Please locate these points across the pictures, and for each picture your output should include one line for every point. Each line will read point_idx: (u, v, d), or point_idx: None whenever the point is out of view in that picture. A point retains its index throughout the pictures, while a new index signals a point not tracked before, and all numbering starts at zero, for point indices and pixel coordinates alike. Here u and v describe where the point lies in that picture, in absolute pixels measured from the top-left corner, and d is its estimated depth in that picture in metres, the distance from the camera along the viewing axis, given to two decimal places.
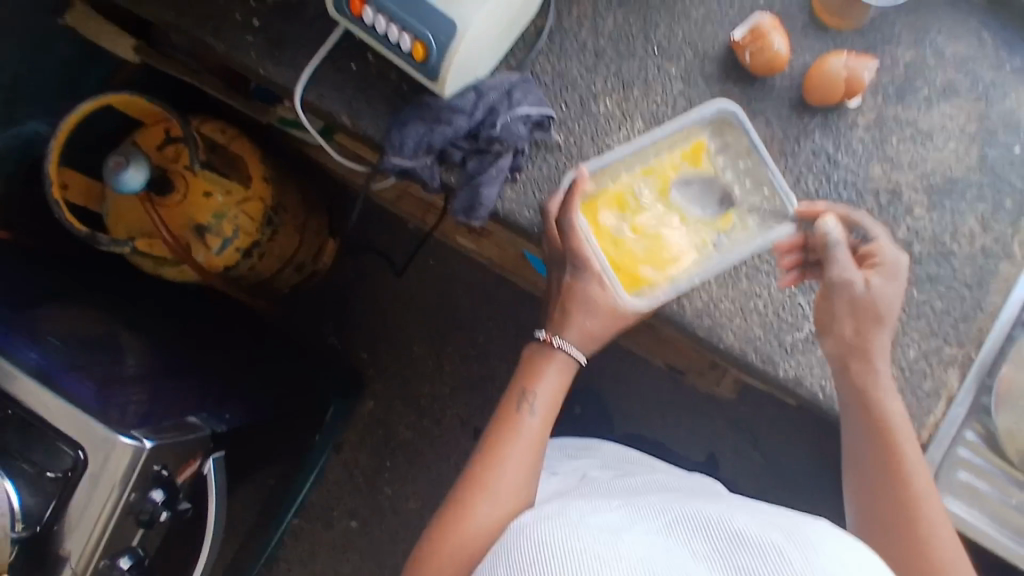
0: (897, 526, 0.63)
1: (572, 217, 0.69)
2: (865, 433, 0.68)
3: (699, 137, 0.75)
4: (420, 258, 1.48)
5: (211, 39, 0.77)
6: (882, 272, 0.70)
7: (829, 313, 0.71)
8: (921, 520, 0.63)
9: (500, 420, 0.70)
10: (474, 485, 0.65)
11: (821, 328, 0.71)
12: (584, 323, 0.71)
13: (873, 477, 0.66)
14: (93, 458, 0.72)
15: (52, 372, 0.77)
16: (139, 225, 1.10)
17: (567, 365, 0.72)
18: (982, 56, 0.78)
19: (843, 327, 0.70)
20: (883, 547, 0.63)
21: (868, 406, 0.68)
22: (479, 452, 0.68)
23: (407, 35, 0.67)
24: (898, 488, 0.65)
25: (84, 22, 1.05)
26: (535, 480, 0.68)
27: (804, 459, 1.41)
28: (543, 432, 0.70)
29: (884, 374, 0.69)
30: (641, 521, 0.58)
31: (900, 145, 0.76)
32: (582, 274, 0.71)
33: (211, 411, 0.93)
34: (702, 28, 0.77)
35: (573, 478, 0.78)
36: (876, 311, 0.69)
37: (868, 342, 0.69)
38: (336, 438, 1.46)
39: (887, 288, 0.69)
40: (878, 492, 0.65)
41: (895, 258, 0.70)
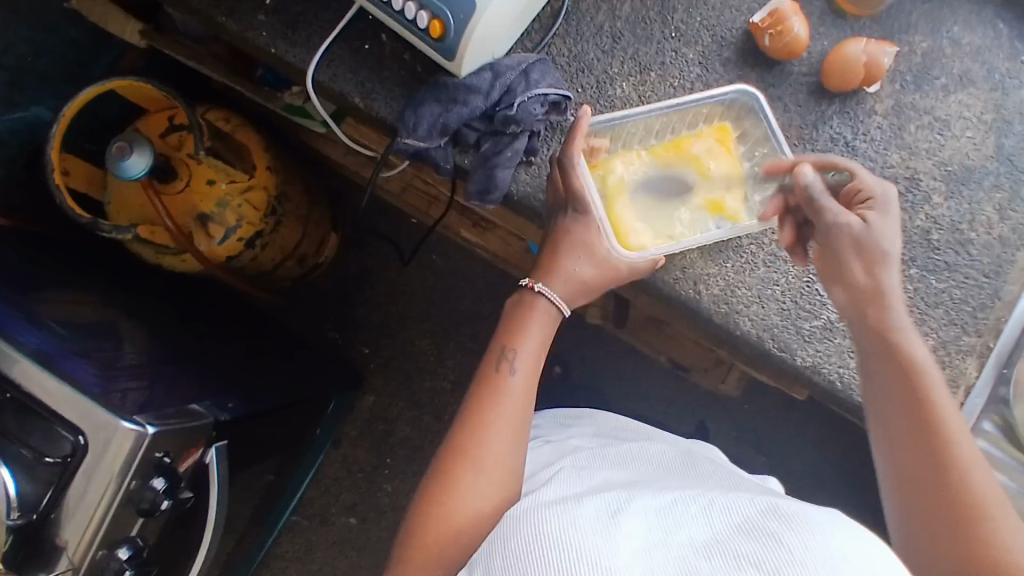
0: (934, 472, 0.59)
1: (571, 157, 0.68)
2: (891, 376, 0.64)
3: (722, 120, 0.75)
4: (423, 252, 1.47)
5: (222, 18, 0.76)
6: (874, 211, 0.67)
7: (833, 266, 0.67)
8: (957, 463, 0.59)
9: (481, 380, 0.70)
10: (459, 455, 0.65)
11: (828, 279, 0.68)
12: (576, 272, 0.70)
13: (901, 423, 0.62)
14: (93, 444, 0.70)
15: (52, 356, 0.76)
16: (141, 213, 1.08)
17: (550, 316, 0.71)
18: (999, 45, 0.78)
19: (850, 275, 0.66)
20: (919, 498, 0.59)
21: (891, 347, 0.64)
22: (462, 419, 0.68)
23: (424, 12, 0.66)
24: (930, 437, 0.60)
25: (91, 6, 1.04)
26: (523, 444, 0.68)
27: (805, 458, 1.40)
28: (527, 392, 0.69)
29: (904, 317, 0.65)
30: (638, 501, 0.57)
31: (919, 133, 0.76)
32: (580, 221, 0.70)
33: (212, 400, 0.91)
34: (720, 12, 0.76)
35: (565, 447, 0.78)
36: (880, 250, 0.65)
37: (879, 285, 0.65)
38: (336, 433, 1.44)
39: (882, 223, 0.66)
40: (908, 445, 0.61)
41: (883, 192, 0.68)
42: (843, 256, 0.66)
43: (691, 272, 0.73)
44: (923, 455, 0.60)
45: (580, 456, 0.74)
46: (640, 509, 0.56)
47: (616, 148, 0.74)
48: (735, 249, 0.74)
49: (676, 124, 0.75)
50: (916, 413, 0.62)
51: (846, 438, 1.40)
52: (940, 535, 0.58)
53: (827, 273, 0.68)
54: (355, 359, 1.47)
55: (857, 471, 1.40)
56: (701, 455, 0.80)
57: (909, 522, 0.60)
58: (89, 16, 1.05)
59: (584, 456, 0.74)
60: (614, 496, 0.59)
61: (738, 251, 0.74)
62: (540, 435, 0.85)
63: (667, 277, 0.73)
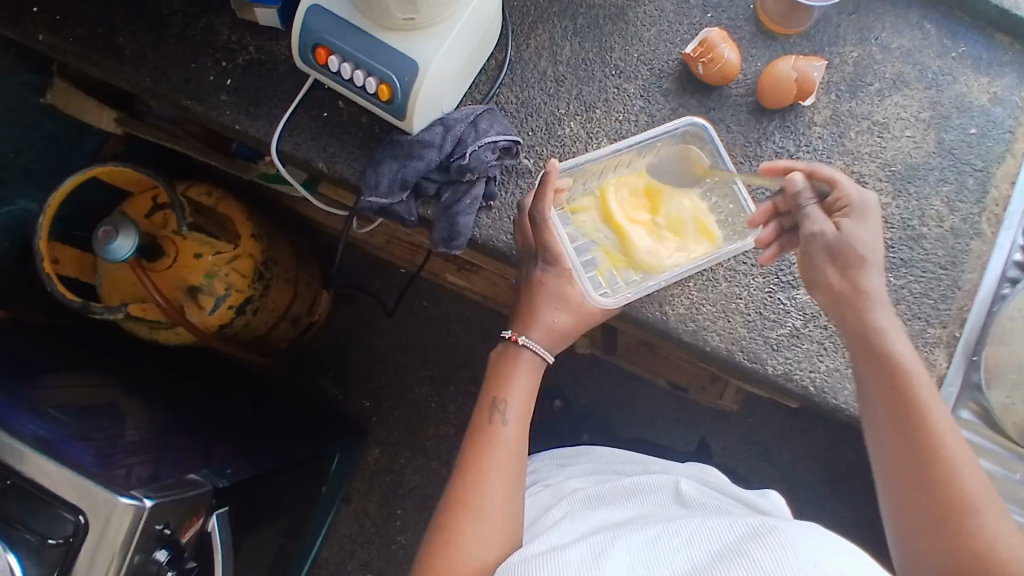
0: (918, 467, 0.60)
1: (542, 211, 0.70)
2: (874, 376, 0.64)
3: (668, 151, 0.78)
4: (412, 300, 1.50)
5: (187, 101, 0.80)
6: (850, 217, 0.67)
7: (816, 270, 0.68)
8: (942, 458, 0.59)
9: (475, 435, 0.69)
10: (460, 510, 0.64)
11: (809, 282, 0.70)
12: (553, 320, 0.71)
13: (886, 420, 0.63)
14: (94, 522, 0.71)
15: (51, 440, 0.77)
16: (132, 292, 1.11)
17: (534, 365, 0.72)
18: (927, 45, 0.81)
19: (826, 277, 0.68)
20: (909, 496, 0.60)
21: (873, 347, 0.65)
22: (458, 472, 0.67)
23: (372, 78, 0.70)
24: (914, 433, 0.61)
25: (67, 98, 1.07)
26: (520, 492, 0.68)
27: (814, 465, 1.40)
28: (520, 440, 0.69)
29: (884, 316, 0.65)
30: (621, 540, 0.59)
31: (860, 138, 0.79)
32: (552, 271, 0.72)
33: (212, 467, 0.93)
34: (655, 46, 0.80)
35: (563, 489, 0.79)
36: (857, 253, 0.66)
37: (857, 285, 0.66)
38: (344, 489, 1.45)
39: (856, 229, 0.66)
40: (893, 442, 0.62)
41: (861, 198, 0.67)
42: (824, 260, 0.68)
43: (656, 294, 0.75)
44: (908, 454, 0.61)
45: (577, 499, 0.75)
46: (625, 549, 0.58)
47: (576, 189, 0.77)
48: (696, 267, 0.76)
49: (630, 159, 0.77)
50: (898, 409, 0.62)
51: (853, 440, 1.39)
52: (929, 529, 0.58)
53: (810, 276, 0.69)
54: (357, 414, 1.48)
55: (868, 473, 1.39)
56: (696, 479, 0.81)
57: (899, 516, 0.61)
58: (65, 109, 1.08)
59: (578, 498, 0.75)
60: (599, 537, 0.61)
61: (699, 269, 0.76)
62: (538, 480, 0.86)
63: (632, 301, 0.75)
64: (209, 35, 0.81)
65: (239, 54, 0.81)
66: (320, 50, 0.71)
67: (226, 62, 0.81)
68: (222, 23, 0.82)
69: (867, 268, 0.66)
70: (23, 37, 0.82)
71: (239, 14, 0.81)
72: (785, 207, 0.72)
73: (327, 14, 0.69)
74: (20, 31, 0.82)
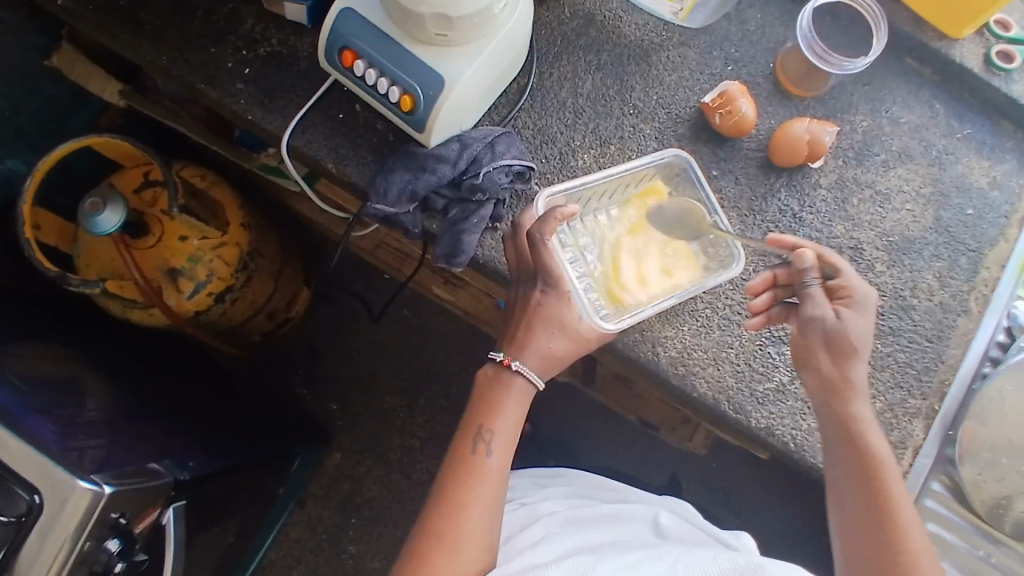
0: (883, 558, 0.61)
1: (544, 235, 0.68)
2: (849, 464, 0.66)
3: (651, 181, 0.79)
4: (395, 308, 1.48)
5: (202, 84, 0.79)
6: (850, 307, 0.69)
7: (810, 353, 0.70)
8: (908, 553, 0.61)
9: (457, 462, 0.66)
10: (435, 540, 0.62)
11: (801, 365, 0.71)
12: (548, 346, 0.69)
13: (856, 508, 0.64)
14: (49, 503, 0.68)
15: (10, 412, 0.74)
16: (111, 268, 1.08)
17: (525, 393, 0.69)
18: (935, 123, 0.84)
19: (819, 363, 0.69)
20: None
21: (852, 437, 0.67)
22: (436, 500, 0.65)
23: (396, 88, 0.70)
24: (883, 526, 0.63)
25: (72, 64, 1.06)
26: (499, 524, 0.66)
27: (773, 517, 1.40)
28: (504, 471, 0.67)
29: (867, 410, 0.68)
30: (605, 563, 0.61)
31: (861, 206, 0.81)
32: (551, 293, 0.69)
33: (174, 458, 0.90)
34: (675, 91, 0.81)
35: (538, 510, 0.77)
36: (851, 343, 0.68)
37: (846, 376, 0.68)
38: (301, 492, 1.41)
39: (852, 317, 0.69)
40: (862, 532, 0.63)
41: (862, 289, 0.70)
42: (820, 345, 0.69)
43: (650, 334, 0.76)
44: (875, 545, 0.62)
45: (552, 522, 0.73)
46: (609, 569, 0.61)
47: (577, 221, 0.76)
48: (692, 312, 0.77)
49: (622, 186, 0.78)
50: (871, 501, 0.64)
51: (814, 494, 1.40)
52: None
53: (800, 355, 0.71)
54: (324, 416, 1.45)
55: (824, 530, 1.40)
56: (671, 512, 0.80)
57: None
58: (70, 75, 1.07)
59: (555, 522, 0.73)
60: (583, 556, 0.63)
61: (694, 313, 0.77)
62: (513, 497, 0.84)
63: (627, 339, 0.75)
64: (233, 22, 0.81)
65: (261, 45, 0.80)
66: (346, 53, 0.71)
67: (247, 51, 0.80)
68: (248, 12, 0.81)
69: (859, 360, 0.69)
70: None
71: (266, 6, 0.80)
72: (785, 280, 0.74)
73: (359, 19, 0.69)
74: None
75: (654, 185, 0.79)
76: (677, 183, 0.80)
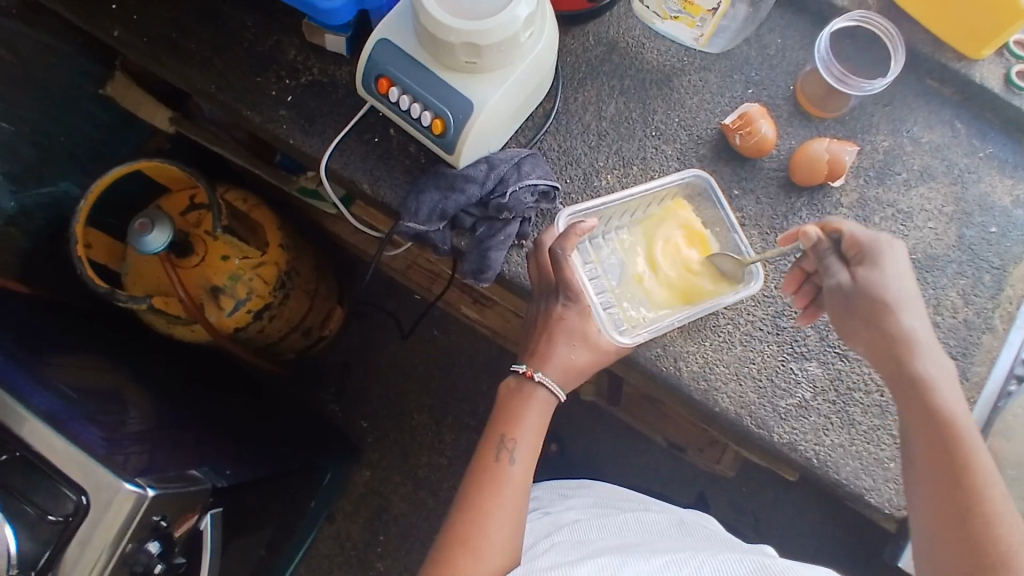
0: (958, 520, 0.61)
1: (564, 250, 0.71)
2: (920, 427, 0.65)
3: (676, 199, 0.81)
4: (424, 326, 1.52)
5: (246, 111, 0.84)
6: (867, 264, 0.70)
7: (854, 321, 0.70)
8: (984, 513, 0.60)
9: (480, 471, 0.68)
10: (460, 547, 0.64)
11: (844, 335, 0.72)
12: (569, 358, 0.71)
13: (931, 472, 0.64)
14: (95, 504, 0.72)
15: (62, 417, 0.79)
16: (158, 285, 1.14)
17: (546, 404, 0.71)
18: (957, 142, 0.85)
19: (858, 329, 0.70)
20: (946, 548, 0.61)
21: (915, 397, 0.66)
22: (460, 508, 0.67)
23: (428, 112, 0.74)
24: (955, 488, 0.62)
25: (126, 93, 1.14)
26: (521, 531, 0.67)
27: (804, 542, 1.38)
28: (526, 480, 0.69)
29: (929, 364, 0.67)
30: (631, 565, 0.63)
31: (883, 224, 0.82)
32: (573, 307, 0.72)
33: (211, 466, 0.94)
34: (696, 113, 0.84)
35: (561, 519, 0.78)
36: (881, 301, 0.68)
37: (891, 334, 0.68)
38: (331, 507, 1.44)
39: (877, 275, 0.69)
40: (932, 496, 0.63)
41: (875, 242, 0.70)
42: (860, 310, 0.69)
43: (672, 349, 0.77)
44: (946, 509, 0.62)
45: (577, 529, 0.75)
46: (635, 572, 0.62)
47: (600, 236, 0.80)
48: (714, 328, 0.78)
49: (644, 206, 0.81)
50: (942, 463, 0.63)
51: (846, 519, 1.38)
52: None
53: (842, 325, 0.71)
54: (355, 432, 1.49)
55: (858, 556, 1.37)
56: (695, 523, 0.80)
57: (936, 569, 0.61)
58: (125, 102, 1.15)
59: (579, 529, 0.75)
60: (608, 559, 0.64)
61: (716, 330, 0.78)
62: (538, 507, 0.85)
63: (649, 353, 0.77)
64: (276, 53, 0.86)
65: (302, 74, 0.85)
66: (382, 80, 0.75)
67: (289, 79, 0.85)
68: (290, 44, 0.86)
69: (909, 317, 0.68)
70: (98, 30, 0.88)
71: (308, 38, 0.86)
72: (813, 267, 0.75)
73: (393, 48, 0.74)
74: (100, 28, 0.88)
75: (680, 202, 0.81)
76: (698, 200, 0.82)
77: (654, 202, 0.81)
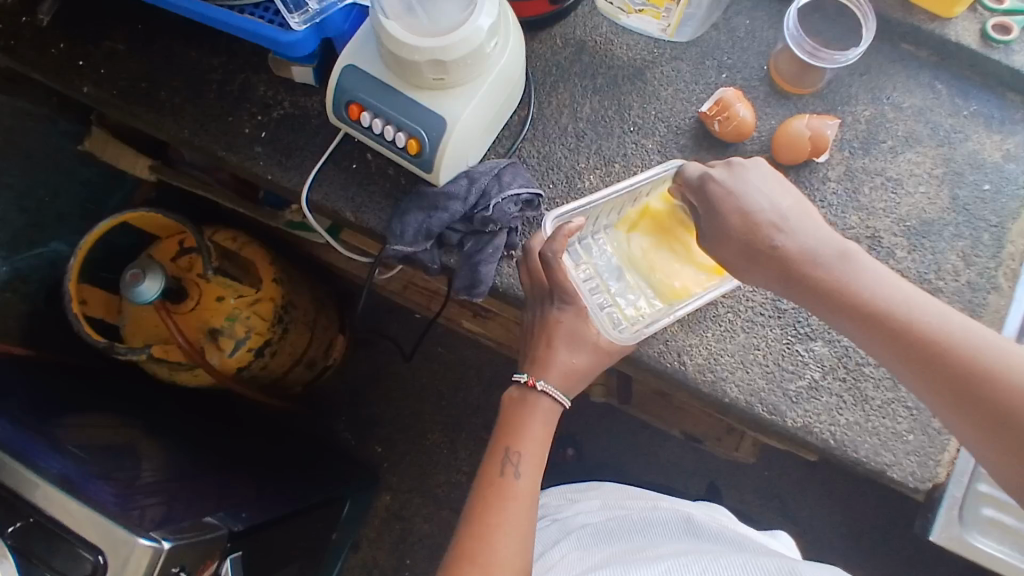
0: (952, 385, 0.58)
1: (556, 251, 0.71)
2: (856, 323, 0.63)
3: (665, 189, 0.79)
4: (427, 345, 1.51)
5: (223, 152, 0.84)
6: (719, 200, 0.69)
7: (741, 258, 0.68)
8: (964, 365, 0.57)
9: (485, 486, 0.67)
10: (468, 565, 0.63)
11: (740, 274, 0.70)
12: (570, 362, 0.70)
13: (900, 354, 0.60)
14: (113, 563, 0.70)
15: (73, 479, 0.78)
16: (155, 333, 1.13)
17: (551, 411, 0.70)
18: (939, 104, 0.84)
19: (746, 264, 0.68)
20: (961, 416, 0.57)
21: (834, 300, 0.63)
22: (466, 525, 0.66)
23: (401, 133, 0.73)
24: (928, 360, 0.59)
25: (103, 145, 1.14)
26: (530, 544, 0.66)
27: (834, 520, 1.36)
28: (533, 493, 0.68)
29: (823, 262, 0.64)
30: None
31: (874, 194, 0.81)
32: (569, 310, 0.71)
33: (227, 510, 0.93)
34: (672, 104, 0.83)
35: (570, 526, 0.78)
36: (749, 231, 0.67)
37: (779, 256, 0.66)
38: (354, 536, 1.43)
39: (726, 199, 0.69)
40: (919, 377, 0.60)
41: (711, 177, 0.71)
42: (737, 247, 0.68)
43: (675, 343, 0.76)
44: (937, 381, 0.58)
45: (583, 540, 0.74)
46: None
47: (587, 237, 0.79)
48: (715, 317, 0.77)
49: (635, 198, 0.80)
50: (900, 344, 0.60)
51: (874, 493, 1.36)
52: (996, 440, 0.55)
53: (736, 267, 0.70)
54: (370, 459, 1.47)
55: (890, 529, 1.35)
56: (710, 519, 0.79)
57: (971, 440, 0.58)
58: (103, 155, 1.15)
59: (586, 538, 0.74)
60: None
61: (716, 319, 0.77)
62: (547, 514, 0.84)
63: (651, 350, 0.76)
64: (247, 91, 0.86)
65: (275, 109, 0.85)
66: (353, 106, 0.74)
67: (262, 116, 0.85)
68: (259, 80, 0.86)
69: (777, 229, 0.66)
70: (68, 88, 0.88)
71: (276, 72, 0.85)
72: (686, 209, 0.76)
73: (360, 74, 0.73)
74: (68, 85, 0.88)
75: (670, 193, 0.79)
76: None
77: (643, 195, 0.79)
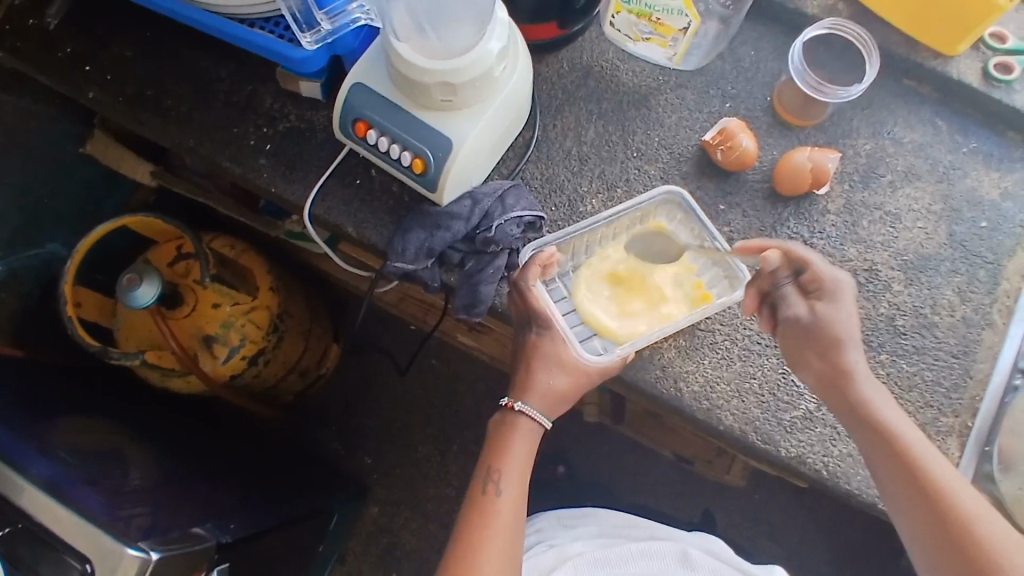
0: (940, 530, 0.62)
1: (526, 281, 0.73)
2: (879, 448, 0.66)
3: (654, 219, 0.80)
4: (421, 358, 1.50)
5: (226, 162, 0.84)
6: (823, 299, 0.71)
7: (804, 355, 0.71)
8: (960, 519, 0.61)
9: (470, 506, 0.68)
10: None
11: (794, 365, 0.72)
12: (549, 384, 0.71)
13: (904, 487, 0.64)
14: (99, 572, 0.70)
15: (61, 484, 0.77)
16: (149, 339, 1.13)
17: (532, 431, 0.71)
18: (939, 140, 0.85)
19: (810, 361, 0.70)
20: (937, 558, 0.61)
21: (873, 423, 0.67)
22: (452, 546, 0.66)
23: (407, 152, 0.74)
24: (930, 500, 0.63)
25: (104, 149, 1.14)
26: (516, 564, 0.66)
27: (822, 547, 1.36)
28: (517, 510, 0.68)
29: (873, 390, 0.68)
30: None
31: (872, 228, 0.81)
32: (546, 335, 0.72)
33: (215, 521, 0.92)
34: (676, 131, 0.84)
35: (568, 555, 0.77)
36: (830, 334, 0.69)
37: (838, 367, 0.69)
38: (340, 549, 1.42)
39: (835, 310, 0.70)
40: (913, 512, 0.63)
41: (834, 278, 0.71)
42: (808, 343, 0.70)
43: (672, 369, 0.77)
44: (930, 523, 0.62)
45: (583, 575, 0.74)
46: None
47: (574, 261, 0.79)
48: (712, 345, 0.78)
49: (627, 225, 0.80)
50: (910, 480, 0.64)
51: (863, 520, 1.36)
52: None
53: (794, 360, 0.72)
54: (359, 471, 1.47)
55: (877, 558, 1.35)
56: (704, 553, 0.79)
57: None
58: (104, 159, 1.15)
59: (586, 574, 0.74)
60: None
61: (713, 346, 0.78)
62: (541, 539, 0.82)
63: (648, 375, 0.76)
64: (253, 103, 0.86)
65: (280, 121, 0.85)
66: (360, 124, 0.75)
67: (267, 128, 0.85)
68: (266, 92, 0.86)
69: (852, 347, 0.69)
70: (74, 92, 0.88)
71: (283, 85, 0.85)
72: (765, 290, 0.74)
73: (368, 92, 0.74)
74: (73, 89, 0.88)
75: (659, 223, 0.80)
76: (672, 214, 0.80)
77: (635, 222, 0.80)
